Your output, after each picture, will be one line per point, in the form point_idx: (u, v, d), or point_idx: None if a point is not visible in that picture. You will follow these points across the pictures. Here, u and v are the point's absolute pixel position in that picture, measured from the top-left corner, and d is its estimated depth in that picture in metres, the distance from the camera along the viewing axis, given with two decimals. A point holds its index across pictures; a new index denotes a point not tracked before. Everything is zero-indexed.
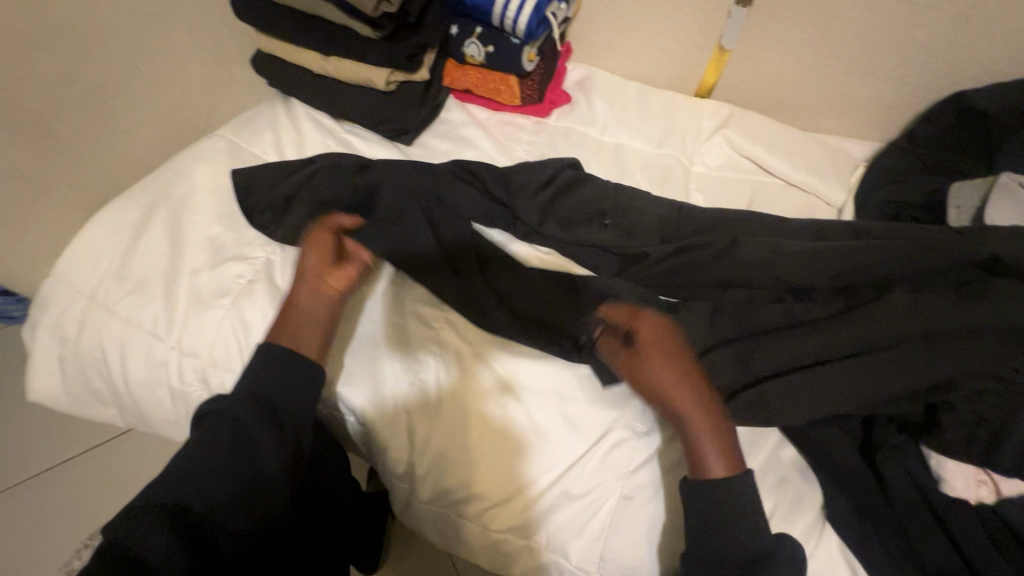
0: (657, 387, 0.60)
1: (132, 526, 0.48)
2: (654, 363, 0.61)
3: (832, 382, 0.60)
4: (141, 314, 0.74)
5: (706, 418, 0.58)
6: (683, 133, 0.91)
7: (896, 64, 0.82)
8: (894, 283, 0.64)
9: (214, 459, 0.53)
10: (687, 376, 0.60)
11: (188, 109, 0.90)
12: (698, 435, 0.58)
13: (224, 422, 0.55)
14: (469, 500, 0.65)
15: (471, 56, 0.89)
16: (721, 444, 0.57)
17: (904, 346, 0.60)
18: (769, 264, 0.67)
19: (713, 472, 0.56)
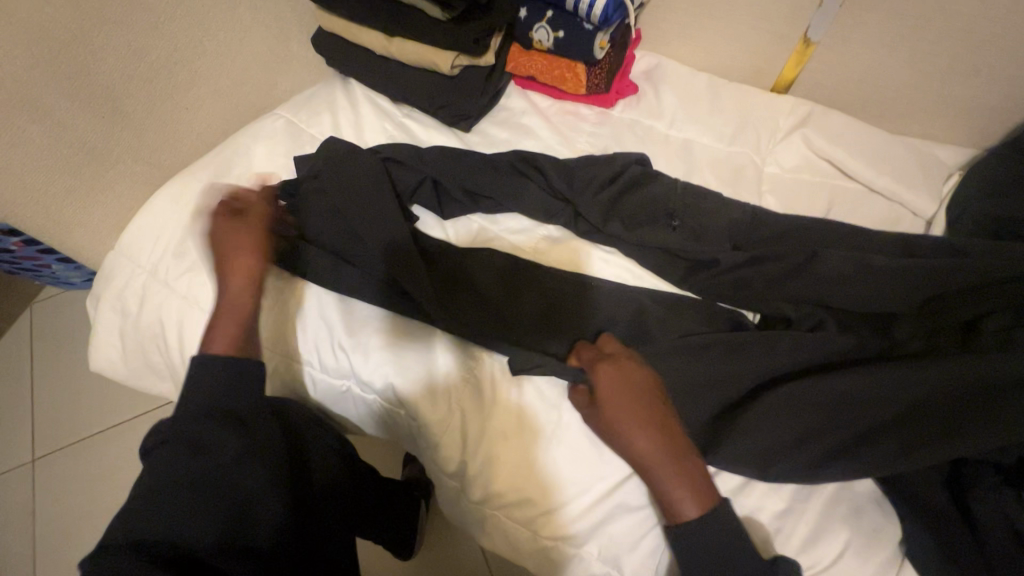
0: (619, 436, 0.56)
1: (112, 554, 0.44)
2: (614, 409, 0.56)
3: (918, 418, 0.56)
4: (199, 292, 0.74)
5: (669, 462, 0.54)
6: (757, 130, 0.85)
7: (1007, 64, 0.74)
8: (982, 319, 0.60)
9: (191, 479, 0.50)
10: (648, 418, 0.56)
11: (247, 87, 0.90)
12: (663, 481, 0.54)
13: (194, 442, 0.52)
14: (519, 504, 0.63)
15: (538, 41, 0.85)
16: (688, 486, 0.54)
17: (1005, 390, 0.55)
18: (849, 278, 0.63)
19: (686, 514, 0.53)
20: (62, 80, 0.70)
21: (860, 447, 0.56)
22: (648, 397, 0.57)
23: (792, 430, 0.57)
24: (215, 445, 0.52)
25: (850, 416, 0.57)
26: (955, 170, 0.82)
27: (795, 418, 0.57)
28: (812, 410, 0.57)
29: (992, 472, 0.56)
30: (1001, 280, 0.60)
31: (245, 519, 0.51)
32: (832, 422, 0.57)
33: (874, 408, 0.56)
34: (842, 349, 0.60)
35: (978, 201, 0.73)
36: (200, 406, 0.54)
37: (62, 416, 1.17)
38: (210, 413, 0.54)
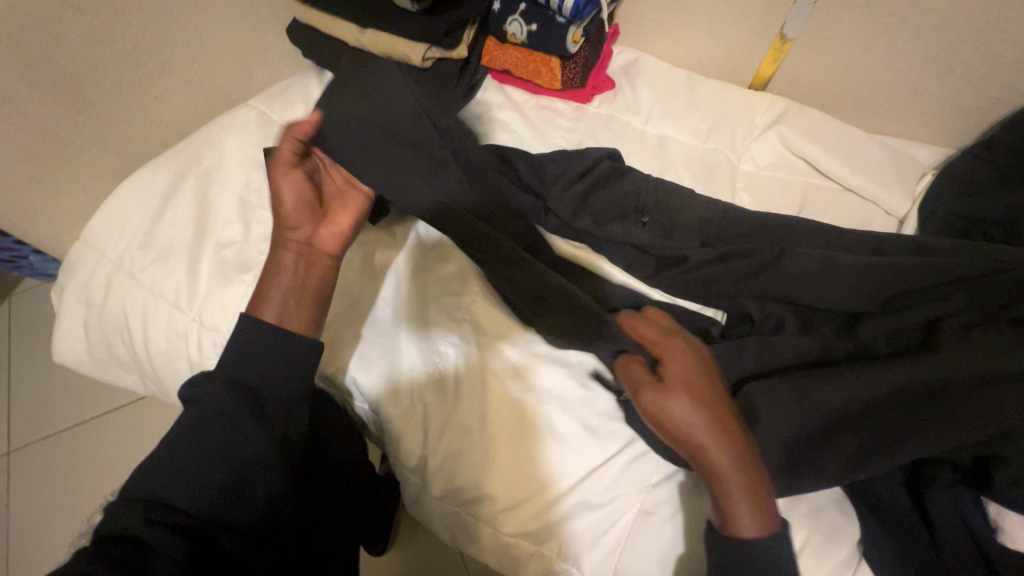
0: (690, 430, 0.52)
1: (127, 518, 0.49)
2: (688, 399, 0.53)
3: (878, 419, 0.55)
4: (164, 283, 0.74)
5: (743, 469, 0.51)
6: (733, 127, 0.85)
7: (981, 62, 0.74)
8: (945, 319, 0.59)
9: (202, 448, 0.53)
10: (721, 415, 0.53)
11: (220, 78, 0.89)
12: (732, 495, 0.51)
13: (211, 410, 0.54)
14: (480, 500, 0.63)
15: (513, 34, 0.84)
16: (755, 503, 0.51)
17: (961, 390, 0.54)
18: (814, 277, 0.62)
19: (750, 528, 0.51)
20: (25, 67, 0.69)
21: (821, 448, 0.56)
22: (719, 394, 0.55)
23: (753, 434, 0.56)
24: (234, 417, 0.54)
25: (812, 418, 0.55)
26: (930, 170, 0.82)
27: (756, 420, 0.56)
28: (775, 413, 0.56)
29: (954, 474, 0.54)
30: (963, 279, 0.59)
31: (253, 507, 0.54)
32: (793, 425, 0.56)
33: (835, 410, 0.55)
34: (804, 350, 0.60)
35: (951, 200, 0.73)
36: (223, 379, 0.56)
37: (36, 408, 1.16)
38: (235, 383, 0.56)
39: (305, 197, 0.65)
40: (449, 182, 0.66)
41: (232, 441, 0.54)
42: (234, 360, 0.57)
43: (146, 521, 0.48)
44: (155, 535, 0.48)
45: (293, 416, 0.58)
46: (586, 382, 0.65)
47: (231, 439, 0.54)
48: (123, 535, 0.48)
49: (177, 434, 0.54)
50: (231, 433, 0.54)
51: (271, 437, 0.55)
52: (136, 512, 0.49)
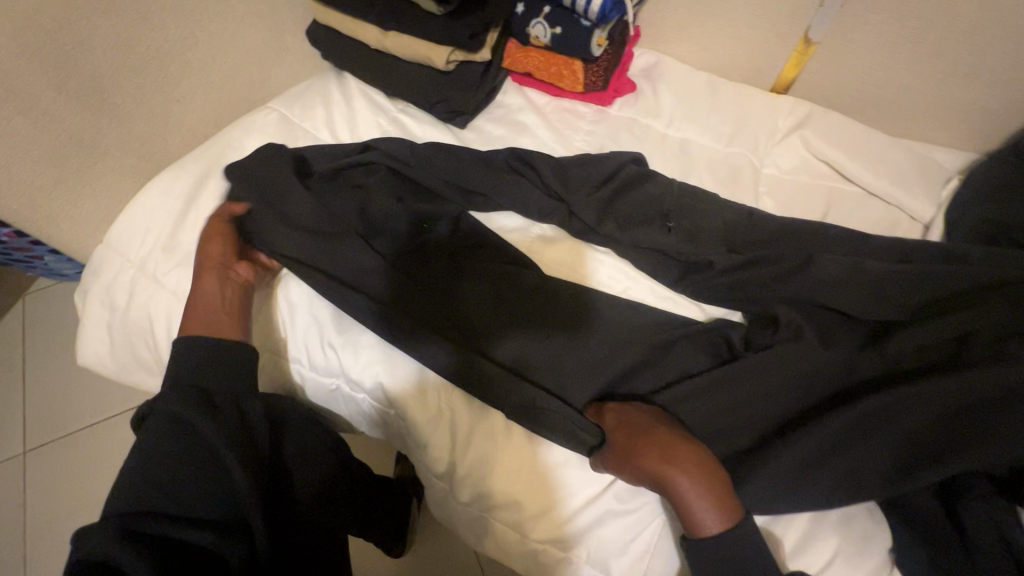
0: (634, 466, 0.56)
1: (93, 535, 0.45)
2: (628, 440, 0.56)
3: (914, 436, 0.55)
4: (187, 287, 0.74)
5: (692, 481, 0.53)
6: (756, 130, 0.84)
7: (1009, 67, 0.73)
8: (978, 334, 0.58)
9: (167, 458, 0.53)
10: (655, 441, 0.56)
11: (240, 80, 0.88)
12: (690, 497, 0.53)
13: (167, 422, 0.55)
14: (508, 507, 0.63)
15: (535, 37, 0.83)
16: (713, 498, 0.53)
17: (989, 404, 0.54)
18: (843, 284, 0.62)
19: (718, 531, 0.52)
20: (50, 71, 0.69)
21: (859, 465, 0.55)
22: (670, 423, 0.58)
23: (794, 456, 0.56)
24: (193, 423, 0.55)
25: (851, 440, 0.56)
26: (954, 174, 0.81)
27: (798, 442, 0.57)
28: (816, 437, 0.56)
29: (988, 484, 0.54)
30: (993, 288, 0.59)
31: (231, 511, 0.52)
32: (836, 451, 0.56)
33: (873, 428, 0.56)
34: (836, 361, 0.60)
35: (978, 206, 0.72)
36: (179, 389, 0.57)
37: (53, 408, 1.17)
38: (189, 390, 0.57)
39: (231, 241, 0.72)
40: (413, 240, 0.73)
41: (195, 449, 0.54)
42: (203, 374, 0.60)
43: (116, 531, 0.46)
44: (125, 549, 0.44)
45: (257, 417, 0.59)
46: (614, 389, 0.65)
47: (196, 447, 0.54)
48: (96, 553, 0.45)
49: (137, 459, 0.54)
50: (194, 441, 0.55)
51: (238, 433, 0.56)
52: (111, 530, 0.46)
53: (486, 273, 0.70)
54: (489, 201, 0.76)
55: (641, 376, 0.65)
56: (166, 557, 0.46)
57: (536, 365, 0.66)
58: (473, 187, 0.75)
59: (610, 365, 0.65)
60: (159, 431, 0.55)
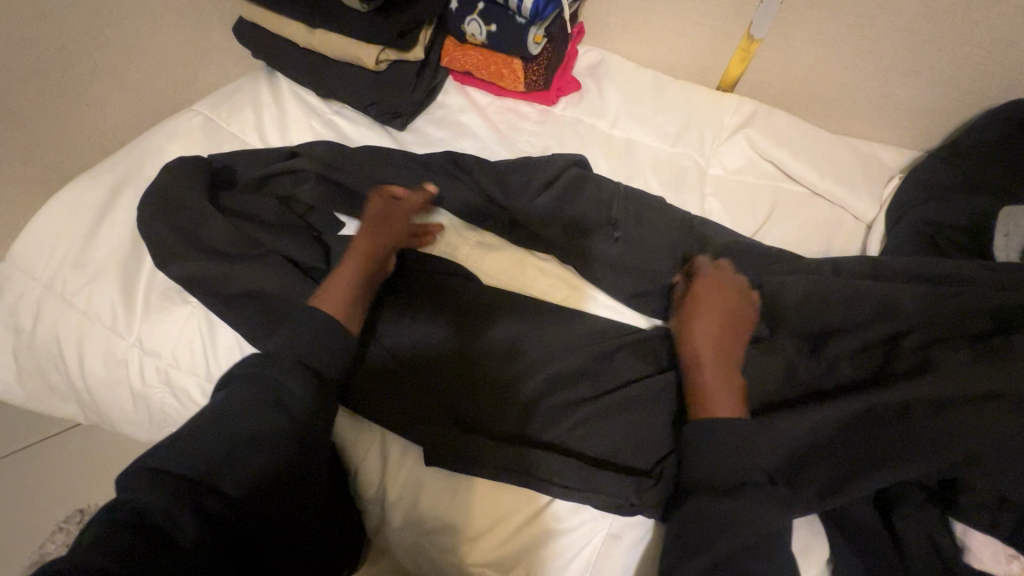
0: (684, 322, 0.60)
1: (158, 496, 0.43)
2: (703, 289, 0.61)
3: (849, 445, 0.54)
4: (99, 307, 0.69)
5: (718, 363, 0.56)
6: (701, 129, 0.83)
7: (945, 64, 0.73)
8: (906, 337, 0.58)
9: (252, 424, 0.50)
10: (715, 316, 0.59)
11: (161, 81, 0.83)
12: (703, 373, 0.56)
13: (267, 383, 0.52)
14: (441, 531, 0.60)
15: (472, 35, 0.80)
16: (726, 386, 0.55)
17: (918, 412, 0.53)
18: (780, 289, 0.61)
19: (714, 415, 0.53)
20: None
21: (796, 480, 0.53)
22: (743, 310, 0.60)
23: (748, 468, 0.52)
24: (293, 397, 0.52)
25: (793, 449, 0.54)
26: (897, 173, 0.81)
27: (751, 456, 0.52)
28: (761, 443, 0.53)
29: (922, 491, 0.54)
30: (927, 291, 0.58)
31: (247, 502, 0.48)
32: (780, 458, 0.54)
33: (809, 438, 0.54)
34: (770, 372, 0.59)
35: (919, 205, 0.72)
36: (290, 357, 0.54)
37: None
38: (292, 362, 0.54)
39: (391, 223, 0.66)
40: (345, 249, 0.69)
41: (229, 422, 0.50)
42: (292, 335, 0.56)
43: (187, 506, 0.44)
44: (196, 528, 0.43)
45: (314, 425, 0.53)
46: (550, 409, 0.61)
47: (234, 418, 0.50)
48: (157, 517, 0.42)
49: (227, 412, 0.50)
50: (236, 409, 0.51)
51: (270, 422, 0.50)
52: (171, 485, 0.44)
53: (418, 286, 0.67)
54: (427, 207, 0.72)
55: (579, 389, 0.62)
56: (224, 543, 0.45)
57: (469, 383, 0.62)
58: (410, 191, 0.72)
59: (548, 380, 0.62)
60: (260, 391, 0.52)
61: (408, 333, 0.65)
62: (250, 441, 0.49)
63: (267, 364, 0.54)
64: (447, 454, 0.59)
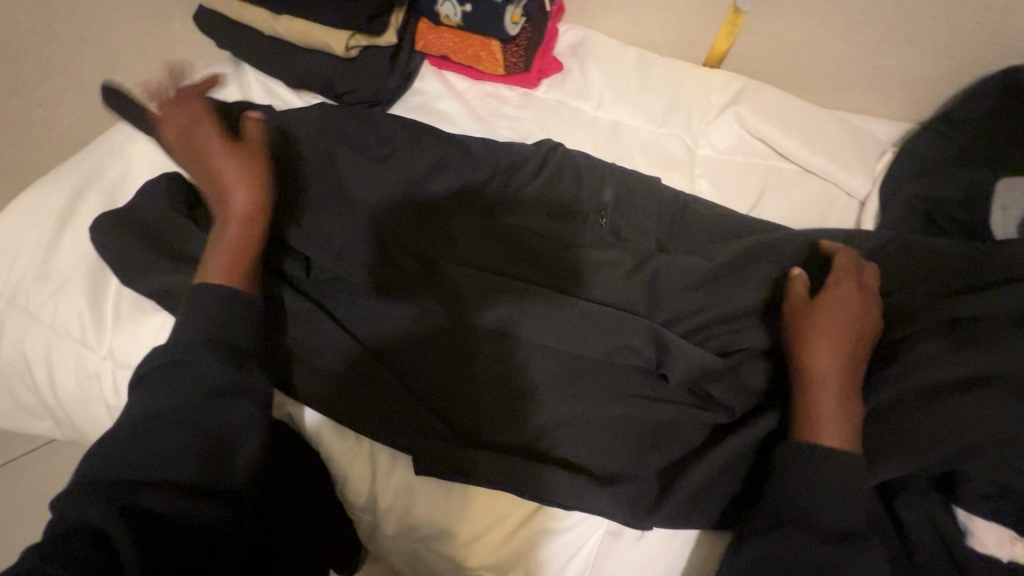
0: (802, 333, 0.55)
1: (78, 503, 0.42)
2: (830, 306, 0.55)
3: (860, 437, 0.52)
4: (67, 320, 0.65)
5: (842, 382, 0.52)
6: (689, 108, 0.80)
7: (937, 32, 0.71)
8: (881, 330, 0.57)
9: (162, 407, 0.47)
10: (840, 332, 0.54)
11: (119, 76, 0.78)
12: (819, 391, 0.52)
13: (163, 368, 0.49)
14: (437, 537, 0.59)
15: (446, 16, 0.76)
16: (846, 412, 0.51)
17: (911, 398, 0.53)
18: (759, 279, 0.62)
19: (820, 437, 0.50)
20: None
21: (841, 491, 0.48)
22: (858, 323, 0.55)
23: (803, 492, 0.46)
24: (200, 374, 0.49)
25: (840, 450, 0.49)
26: (889, 147, 0.79)
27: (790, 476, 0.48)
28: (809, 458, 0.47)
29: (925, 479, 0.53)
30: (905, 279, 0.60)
31: (169, 480, 0.44)
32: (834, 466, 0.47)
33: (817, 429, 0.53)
34: (754, 366, 0.59)
35: (913, 180, 0.70)
36: (182, 336, 0.50)
37: None
38: (193, 337, 0.50)
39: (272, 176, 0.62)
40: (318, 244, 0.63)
41: (169, 434, 0.46)
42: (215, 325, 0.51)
43: (99, 503, 0.42)
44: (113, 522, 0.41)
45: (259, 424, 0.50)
46: (541, 409, 0.58)
47: (162, 404, 0.47)
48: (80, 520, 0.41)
49: (141, 402, 0.48)
50: (152, 397, 0.48)
51: (184, 400, 0.47)
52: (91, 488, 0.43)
53: (383, 274, 0.63)
54: (414, 191, 0.66)
55: (561, 385, 0.59)
56: (146, 531, 0.42)
57: (454, 385, 0.60)
58: (400, 182, 0.66)
59: (530, 376, 0.59)
60: (159, 380, 0.48)
61: (386, 336, 0.62)
62: (165, 422, 0.46)
63: (195, 359, 0.49)
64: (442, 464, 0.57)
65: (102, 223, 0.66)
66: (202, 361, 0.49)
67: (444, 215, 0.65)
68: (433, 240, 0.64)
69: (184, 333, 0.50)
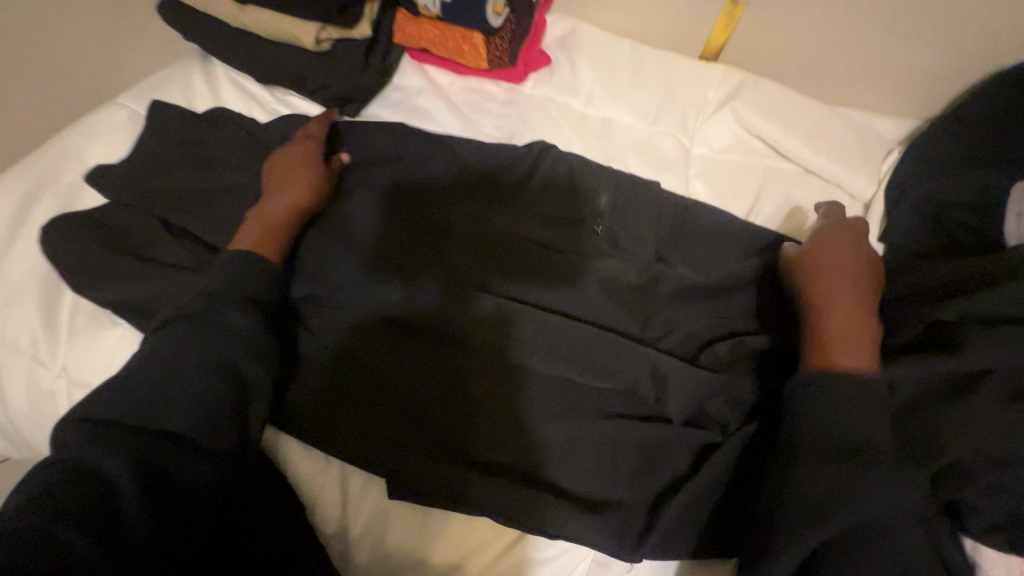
0: (803, 274, 0.57)
1: (89, 449, 0.42)
2: (822, 249, 0.57)
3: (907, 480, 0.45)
4: (16, 333, 0.61)
5: (849, 311, 0.53)
6: (684, 104, 0.75)
7: (947, 24, 0.66)
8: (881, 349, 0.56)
9: (175, 363, 0.47)
10: (837, 267, 0.56)
11: (78, 71, 0.74)
12: (827, 324, 0.53)
13: (182, 324, 0.50)
14: (412, 567, 0.55)
15: (424, 7, 0.72)
16: (858, 339, 0.51)
17: (912, 413, 0.50)
18: (752, 292, 0.60)
19: (839, 364, 0.50)
20: None
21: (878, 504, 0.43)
22: (851, 254, 0.57)
23: (811, 480, 0.45)
24: (221, 320, 0.50)
25: (858, 452, 0.45)
26: (896, 145, 0.74)
27: (798, 472, 0.46)
28: (817, 445, 0.46)
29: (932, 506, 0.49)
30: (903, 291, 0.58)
31: (177, 432, 0.45)
32: (848, 468, 0.44)
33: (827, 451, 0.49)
34: (750, 384, 0.55)
35: (921, 181, 0.66)
36: (204, 296, 0.51)
37: None
38: (217, 293, 0.51)
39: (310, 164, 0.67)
40: (301, 257, 0.61)
41: (175, 389, 0.46)
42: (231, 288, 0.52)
43: (110, 450, 0.42)
44: (123, 465, 0.41)
45: (261, 395, 0.50)
46: (532, 427, 0.55)
47: (182, 354, 0.48)
48: (90, 464, 0.42)
49: (154, 352, 0.48)
50: (169, 350, 0.48)
51: (200, 354, 0.48)
52: (100, 435, 0.43)
53: (355, 287, 0.58)
54: (400, 197, 0.62)
55: (548, 406, 0.55)
56: (155, 480, 0.42)
57: (431, 401, 0.56)
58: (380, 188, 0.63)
59: (512, 397, 0.55)
60: (180, 335, 0.49)
61: (358, 352, 0.57)
62: (180, 368, 0.47)
63: (211, 320, 0.50)
64: (421, 488, 0.53)
65: (54, 230, 0.62)
66: (210, 334, 0.49)
67: (427, 220, 0.61)
68: (412, 250, 0.60)
69: (173, 324, 0.50)
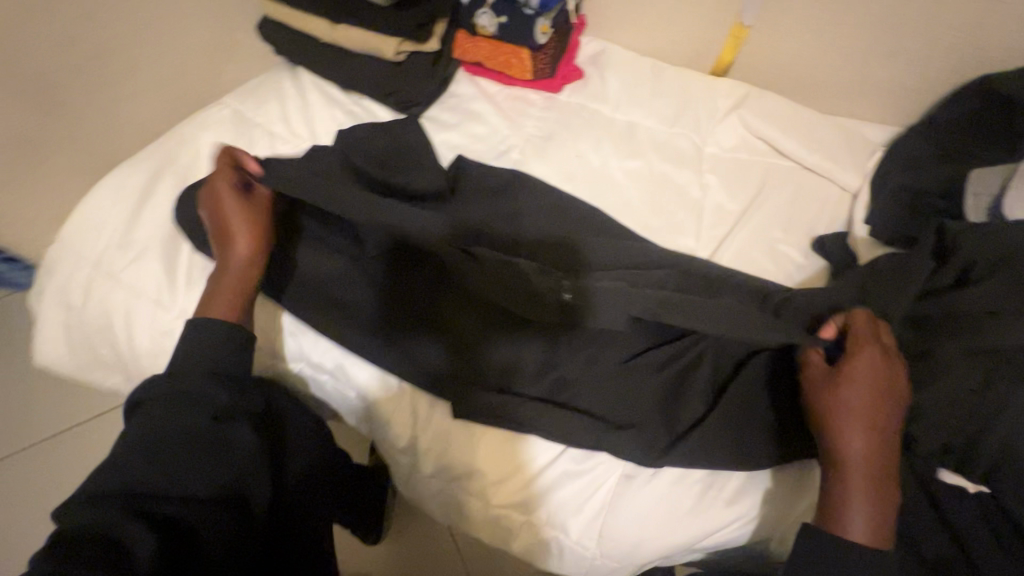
0: (828, 402, 0.56)
1: (92, 511, 0.47)
2: (857, 371, 0.55)
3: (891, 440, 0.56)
4: (143, 280, 0.74)
5: (869, 473, 0.54)
6: (697, 111, 0.89)
7: (918, 45, 0.80)
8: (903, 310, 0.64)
9: (164, 435, 0.53)
10: (866, 412, 0.54)
11: (191, 75, 0.90)
12: (846, 490, 0.54)
13: (161, 399, 0.56)
14: (469, 477, 0.66)
15: (482, 26, 0.87)
16: (872, 513, 0.53)
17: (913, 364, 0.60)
18: None
19: (850, 533, 0.53)
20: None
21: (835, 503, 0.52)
22: (889, 380, 0.55)
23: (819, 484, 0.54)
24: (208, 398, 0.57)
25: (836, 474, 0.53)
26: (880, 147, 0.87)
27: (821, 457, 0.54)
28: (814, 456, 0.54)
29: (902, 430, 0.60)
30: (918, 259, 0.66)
31: (184, 495, 0.52)
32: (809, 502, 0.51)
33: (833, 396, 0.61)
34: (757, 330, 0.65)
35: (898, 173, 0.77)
36: (195, 374, 0.58)
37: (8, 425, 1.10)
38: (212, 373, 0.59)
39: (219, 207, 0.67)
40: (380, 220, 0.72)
41: (176, 452, 0.53)
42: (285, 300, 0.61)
43: (110, 511, 0.47)
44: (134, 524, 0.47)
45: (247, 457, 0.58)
46: (567, 367, 0.64)
47: (172, 423, 0.54)
48: (99, 527, 0.46)
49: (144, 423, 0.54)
50: (162, 421, 0.54)
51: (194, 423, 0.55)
52: (105, 500, 0.48)
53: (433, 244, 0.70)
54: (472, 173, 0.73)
55: (588, 345, 0.65)
56: (165, 533, 0.48)
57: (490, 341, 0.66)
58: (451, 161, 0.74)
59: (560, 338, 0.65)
60: (170, 404, 0.55)
61: (430, 296, 0.68)
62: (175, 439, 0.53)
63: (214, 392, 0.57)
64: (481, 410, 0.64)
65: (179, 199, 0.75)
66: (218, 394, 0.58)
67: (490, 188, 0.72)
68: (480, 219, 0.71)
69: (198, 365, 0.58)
